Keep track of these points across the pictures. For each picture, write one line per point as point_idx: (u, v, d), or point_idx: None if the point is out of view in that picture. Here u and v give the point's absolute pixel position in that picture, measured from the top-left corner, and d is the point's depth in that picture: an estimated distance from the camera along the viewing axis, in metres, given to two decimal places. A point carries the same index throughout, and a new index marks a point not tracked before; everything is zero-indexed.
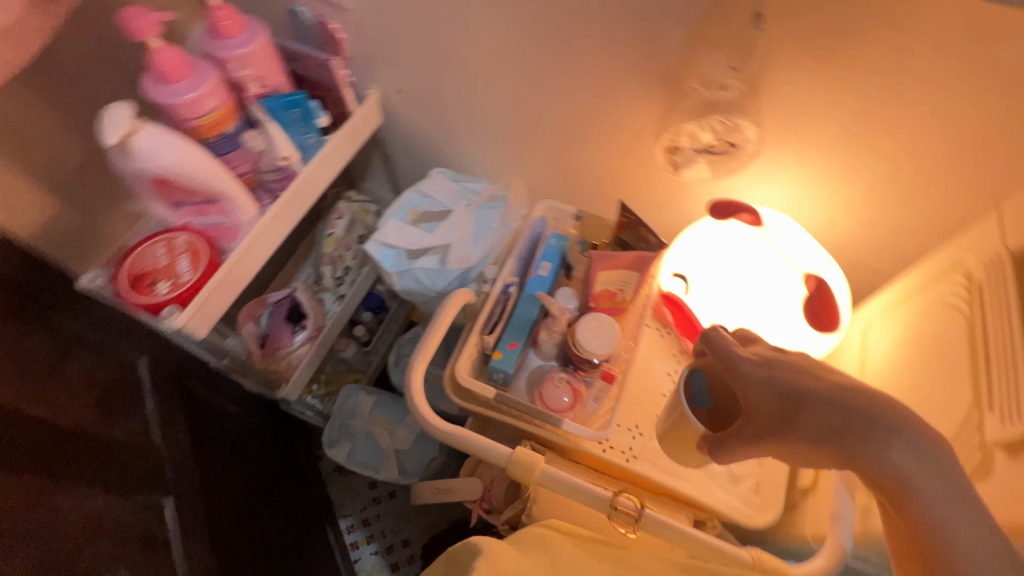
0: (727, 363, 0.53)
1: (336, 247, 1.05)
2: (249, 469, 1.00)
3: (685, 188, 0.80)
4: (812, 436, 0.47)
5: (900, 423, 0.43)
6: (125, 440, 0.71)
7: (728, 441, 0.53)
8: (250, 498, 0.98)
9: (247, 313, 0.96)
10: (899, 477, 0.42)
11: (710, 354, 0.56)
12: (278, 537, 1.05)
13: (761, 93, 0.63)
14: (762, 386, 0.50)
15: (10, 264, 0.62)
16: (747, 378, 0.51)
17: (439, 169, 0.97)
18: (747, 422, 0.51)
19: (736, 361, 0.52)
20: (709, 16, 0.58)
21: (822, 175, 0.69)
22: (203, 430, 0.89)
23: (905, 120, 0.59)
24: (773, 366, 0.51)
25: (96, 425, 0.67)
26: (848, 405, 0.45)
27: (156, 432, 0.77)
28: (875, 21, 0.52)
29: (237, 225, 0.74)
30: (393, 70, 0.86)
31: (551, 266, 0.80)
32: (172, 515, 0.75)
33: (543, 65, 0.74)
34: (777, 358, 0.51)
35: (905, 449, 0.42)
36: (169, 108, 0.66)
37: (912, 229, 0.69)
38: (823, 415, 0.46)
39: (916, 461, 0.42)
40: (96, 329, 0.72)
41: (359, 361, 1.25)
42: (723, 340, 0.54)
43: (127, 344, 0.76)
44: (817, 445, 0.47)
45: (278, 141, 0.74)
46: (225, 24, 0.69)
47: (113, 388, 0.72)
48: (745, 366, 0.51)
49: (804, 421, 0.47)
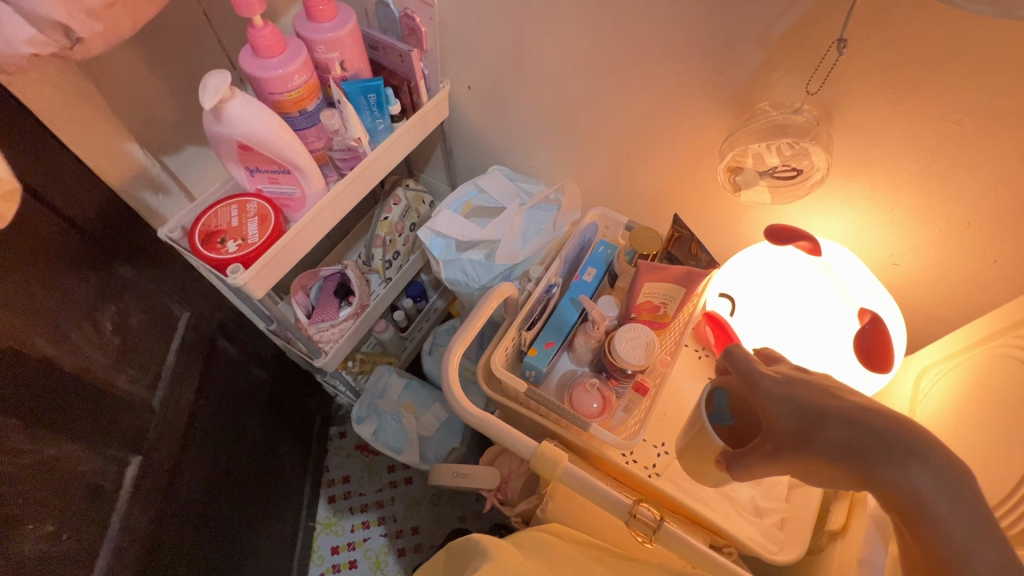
0: (749, 380, 0.53)
1: (390, 231, 1.08)
2: (248, 436, 1.04)
3: (741, 211, 0.79)
4: (834, 460, 0.46)
5: (925, 449, 0.43)
6: (140, 391, 0.75)
7: (746, 458, 0.52)
8: (245, 465, 1.02)
9: (299, 284, 1.03)
10: (914, 495, 0.42)
11: (732, 370, 0.56)
12: (261, 505, 1.08)
13: (834, 121, 0.62)
14: (782, 403, 0.50)
15: (87, 207, 0.67)
16: (767, 395, 0.51)
17: (498, 167, 0.99)
18: (766, 438, 0.51)
19: (757, 378, 0.53)
20: (788, 38, 0.58)
21: (889, 211, 0.67)
22: (214, 388, 0.92)
23: (987, 162, 0.57)
24: (794, 385, 0.51)
25: (108, 373, 0.69)
26: (883, 437, 0.44)
27: (165, 387, 0.80)
28: (966, 56, 0.50)
29: (305, 197, 0.79)
30: (467, 67, 0.89)
31: (595, 272, 0.81)
32: (159, 474, 0.77)
33: (614, 74, 0.75)
34: (800, 378, 0.51)
35: (925, 473, 0.42)
36: (260, 81, 0.71)
37: (983, 278, 0.66)
38: (850, 440, 0.45)
39: (936, 486, 0.41)
40: (140, 274, 0.76)
41: (394, 346, 1.28)
42: (744, 356, 0.55)
43: (161, 293, 0.80)
44: (839, 467, 0.46)
45: (352, 121, 0.77)
46: (320, 9, 0.74)
47: (136, 336, 0.75)
48: (767, 383, 0.52)
49: (824, 440, 0.46)
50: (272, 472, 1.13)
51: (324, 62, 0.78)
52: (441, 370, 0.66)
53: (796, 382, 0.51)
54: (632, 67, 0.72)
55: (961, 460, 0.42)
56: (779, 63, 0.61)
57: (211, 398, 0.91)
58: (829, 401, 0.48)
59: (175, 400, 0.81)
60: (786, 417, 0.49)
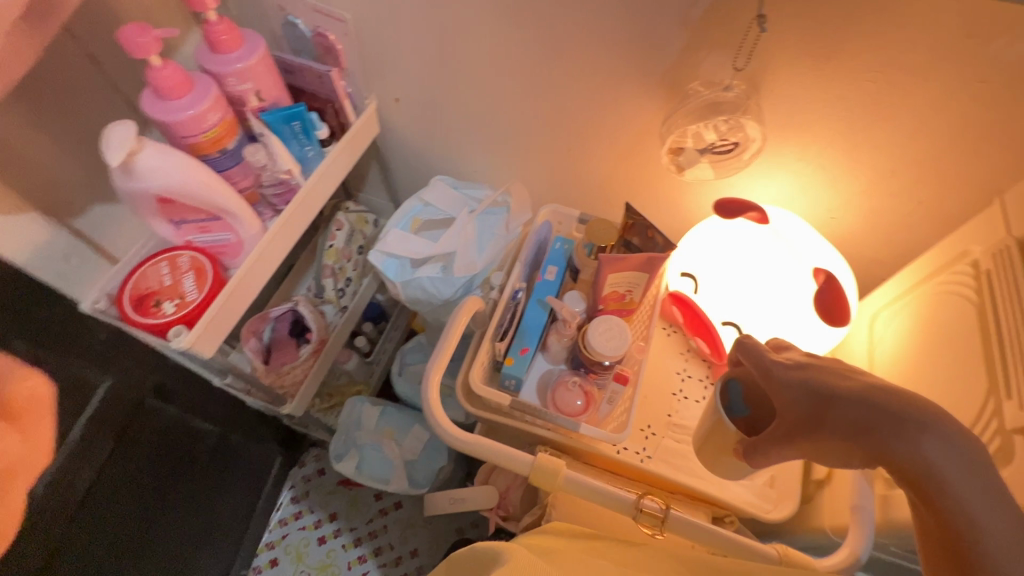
0: (762, 368, 0.55)
1: (337, 259, 1.03)
2: (169, 502, 0.95)
3: (686, 188, 0.81)
4: (842, 433, 0.47)
5: (930, 418, 0.44)
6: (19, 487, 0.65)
7: (761, 445, 0.53)
8: (154, 536, 0.93)
9: (248, 330, 0.92)
10: (925, 466, 0.42)
11: (745, 361, 0.57)
12: (168, 572, 0.99)
13: (763, 92, 0.64)
14: (797, 387, 0.51)
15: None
16: (781, 381, 0.52)
17: (439, 178, 0.96)
18: (778, 423, 0.52)
19: (769, 366, 0.54)
20: (709, 18, 0.59)
21: (823, 170, 0.70)
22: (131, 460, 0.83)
23: (903, 114, 0.60)
24: (807, 370, 0.52)
25: None
26: (880, 405, 0.46)
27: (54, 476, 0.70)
28: (873, 17, 0.53)
29: (241, 241, 0.74)
30: (392, 79, 0.86)
31: (556, 270, 0.80)
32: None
33: (544, 70, 0.74)
34: (812, 362, 0.53)
35: (936, 443, 0.43)
36: (171, 125, 0.65)
37: (912, 220, 0.71)
38: (853, 411, 0.47)
39: (946, 455, 0.42)
40: (54, 340, 0.66)
41: (361, 373, 1.25)
42: (757, 348, 0.56)
43: (80, 359, 0.70)
44: (848, 441, 0.47)
45: (279, 152, 0.73)
46: (223, 39, 0.68)
47: None
48: (780, 370, 0.53)
49: (834, 419, 0.48)
50: (194, 533, 1.05)
51: (238, 95, 0.72)
52: (422, 402, 0.63)
53: (810, 366, 0.52)
54: (562, 62, 0.71)
55: (948, 415, 0.43)
56: (703, 43, 0.62)
57: (126, 470, 0.82)
58: (832, 381, 0.50)
59: (66, 488, 0.72)
60: (801, 401, 0.50)
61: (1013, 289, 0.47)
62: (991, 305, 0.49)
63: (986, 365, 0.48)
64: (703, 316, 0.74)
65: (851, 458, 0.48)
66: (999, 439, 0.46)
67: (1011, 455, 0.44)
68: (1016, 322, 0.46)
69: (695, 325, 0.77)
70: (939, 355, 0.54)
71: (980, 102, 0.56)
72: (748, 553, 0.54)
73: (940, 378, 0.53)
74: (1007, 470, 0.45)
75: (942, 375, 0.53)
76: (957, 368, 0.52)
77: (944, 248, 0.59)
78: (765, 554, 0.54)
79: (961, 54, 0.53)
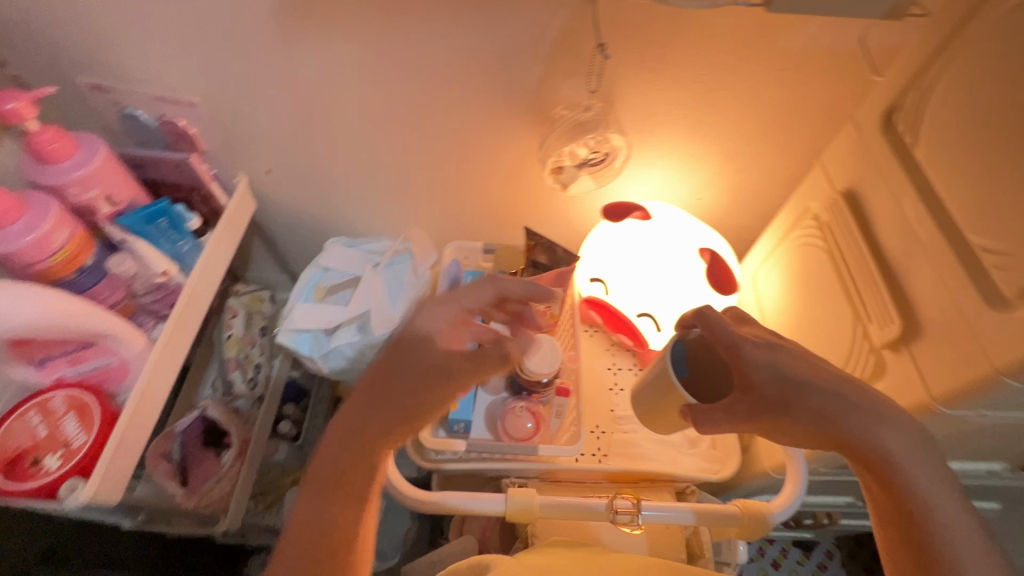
0: (729, 344, 0.53)
1: (240, 348, 0.97)
2: None
3: (574, 201, 0.87)
4: (811, 421, 0.49)
5: (885, 410, 0.48)
6: None
7: (716, 414, 0.52)
8: None
9: (154, 452, 0.83)
10: (884, 455, 0.47)
11: (705, 332, 0.55)
12: None
13: (617, 106, 0.71)
14: (766, 370, 0.51)
15: None
16: (750, 361, 0.52)
17: (333, 240, 0.94)
18: (739, 400, 0.52)
19: (739, 344, 0.52)
20: (557, 51, 0.65)
21: (683, 161, 0.79)
22: None
23: (731, 105, 0.71)
24: (773, 349, 0.52)
25: None
26: (845, 395, 0.49)
27: None
28: (688, 33, 0.62)
29: (126, 361, 0.65)
30: (259, 152, 0.82)
31: (475, 304, 0.81)
32: None
33: (417, 119, 0.75)
34: (776, 342, 0.53)
35: (893, 432, 0.47)
36: (9, 255, 0.57)
37: (760, 188, 0.83)
38: (821, 401, 0.49)
39: (903, 443, 0.46)
40: None
41: (294, 459, 1.16)
42: (721, 321, 0.54)
43: None
44: (816, 428, 0.49)
45: (149, 256, 0.67)
46: (53, 148, 0.61)
47: None
48: (748, 347, 0.52)
49: (803, 407, 0.49)
50: None
51: (84, 205, 0.65)
52: (379, 475, 0.61)
53: (776, 347, 0.52)
54: (432, 108, 0.74)
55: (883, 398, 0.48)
56: (558, 72, 0.67)
57: None
58: (796, 364, 0.51)
59: None
60: (769, 382, 0.51)
61: (850, 234, 0.57)
62: (838, 249, 0.59)
63: (846, 297, 0.58)
64: (619, 313, 0.78)
65: (812, 444, 0.51)
66: (872, 357, 0.54)
67: (884, 367, 0.53)
68: (860, 259, 0.55)
69: (614, 322, 0.79)
70: (813, 298, 0.64)
71: (784, 86, 0.68)
72: (715, 517, 0.59)
73: (818, 316, 0.63)
74: (883, 381, 0.53)
75: (821, 313, 0.62)
76: (828, 306, 0.61)
77: (791, 208, 0.70)
78: (729, 514, 0.59)
79: (760, 53, 0.64)
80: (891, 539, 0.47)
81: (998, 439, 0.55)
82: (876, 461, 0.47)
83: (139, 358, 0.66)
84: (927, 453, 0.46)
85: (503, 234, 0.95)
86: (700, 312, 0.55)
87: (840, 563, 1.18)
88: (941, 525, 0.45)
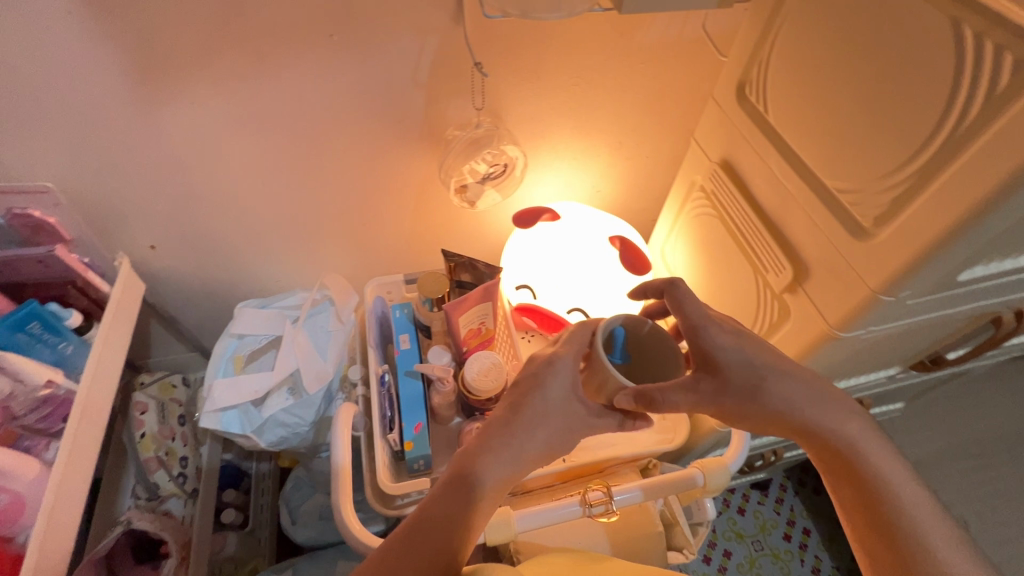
0: (692, 331, 0.54)
1: (158, 444, 0.87)
2: None
3: (485, 215, 0.88)
4: (780, 406, 0.50)
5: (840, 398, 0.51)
6: None
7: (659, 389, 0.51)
8: None
9: None
10: (849, 442, 0.48)
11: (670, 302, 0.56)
12: None
13: (506, 118, 0.74)
14: (734, 354, 0.52)
15: None
16: (718, 345, 0.52)
17: (242, 304, 0.87)
18: (698, 388, 0.53)
19: (703, 328, 0.53)
20: (437, 76, 0.66)
21: (577, 159, 0.83)
22: None
23: (608, 101, 0.76)
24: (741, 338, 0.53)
25: None
26: (806, 380, 0.51)
27: None
28: (555, 42, 0.66)
29: (19, 496, 0.57)
30: (137, 228, 0.75)
31: (409, 337, 0.79)
32: None
33: (308, 163, 0.73)
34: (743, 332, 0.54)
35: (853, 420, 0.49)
36: None
37: (650, 172, 0.90)
38: (787, 387, 0.51)
39: (862, 430, 0.49)
40: None
41: (247, 549, 1.06)
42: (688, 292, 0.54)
43: None
44: (783, 415, 0.51)
45: (26, 368, 0.59)
46: None
47: None
48: (716, 332, 0.53)
49: (773, 394, 0.51)
50: None
51: None
52: (345, 535, 0.59)
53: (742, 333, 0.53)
54: (322, 150, 0.72)
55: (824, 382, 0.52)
56: (443, 95, 0.69)
57: None
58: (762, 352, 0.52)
59: None
60: (740, 365, 0.52)
61: (734, 198, 0.63)
62: (727, 213, 0.65)
63: (743, 253, 0.64)
64: (551, 313, 0.77)
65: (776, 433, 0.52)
66: (777, 302, 0.60)
67: (789, 308, 0.58)
68: (748, 218, 0.62)
69: (548, 324, 0.78)
70: (717, 261, 0.70)
71: (649, 77, 0.74)
72: (679, 485, 0.62)
73: (725, 276, 0.69)
74: (790, 321, 0.59)
75: (726, 273, 0.68)
76: (731, 266, 0.67)
77: (681, 183, 0.76)
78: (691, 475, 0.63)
79: (622, 51, 0.70)
80: (873, 546, 0.45)
81: (889, 348, 0.63)
82: (827, 441, 0.49)
83: (37, 487, 0.58)
84: (867, 429, 0.49)
85: (422, 261, 0.94)
86: (671, 283, 0.55)
87: (794, 493, 1.29)
88: (901, 498, 0.45)
